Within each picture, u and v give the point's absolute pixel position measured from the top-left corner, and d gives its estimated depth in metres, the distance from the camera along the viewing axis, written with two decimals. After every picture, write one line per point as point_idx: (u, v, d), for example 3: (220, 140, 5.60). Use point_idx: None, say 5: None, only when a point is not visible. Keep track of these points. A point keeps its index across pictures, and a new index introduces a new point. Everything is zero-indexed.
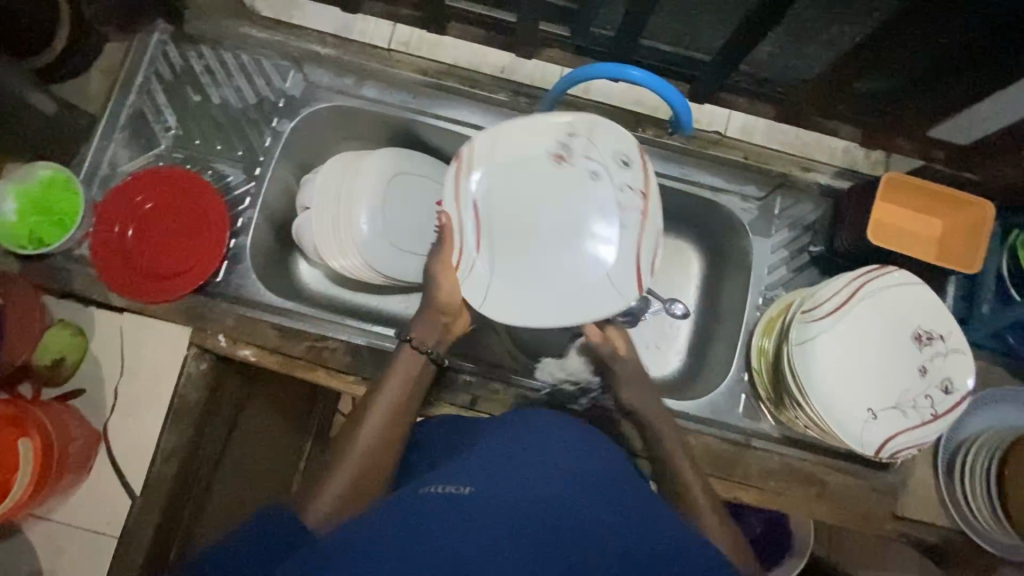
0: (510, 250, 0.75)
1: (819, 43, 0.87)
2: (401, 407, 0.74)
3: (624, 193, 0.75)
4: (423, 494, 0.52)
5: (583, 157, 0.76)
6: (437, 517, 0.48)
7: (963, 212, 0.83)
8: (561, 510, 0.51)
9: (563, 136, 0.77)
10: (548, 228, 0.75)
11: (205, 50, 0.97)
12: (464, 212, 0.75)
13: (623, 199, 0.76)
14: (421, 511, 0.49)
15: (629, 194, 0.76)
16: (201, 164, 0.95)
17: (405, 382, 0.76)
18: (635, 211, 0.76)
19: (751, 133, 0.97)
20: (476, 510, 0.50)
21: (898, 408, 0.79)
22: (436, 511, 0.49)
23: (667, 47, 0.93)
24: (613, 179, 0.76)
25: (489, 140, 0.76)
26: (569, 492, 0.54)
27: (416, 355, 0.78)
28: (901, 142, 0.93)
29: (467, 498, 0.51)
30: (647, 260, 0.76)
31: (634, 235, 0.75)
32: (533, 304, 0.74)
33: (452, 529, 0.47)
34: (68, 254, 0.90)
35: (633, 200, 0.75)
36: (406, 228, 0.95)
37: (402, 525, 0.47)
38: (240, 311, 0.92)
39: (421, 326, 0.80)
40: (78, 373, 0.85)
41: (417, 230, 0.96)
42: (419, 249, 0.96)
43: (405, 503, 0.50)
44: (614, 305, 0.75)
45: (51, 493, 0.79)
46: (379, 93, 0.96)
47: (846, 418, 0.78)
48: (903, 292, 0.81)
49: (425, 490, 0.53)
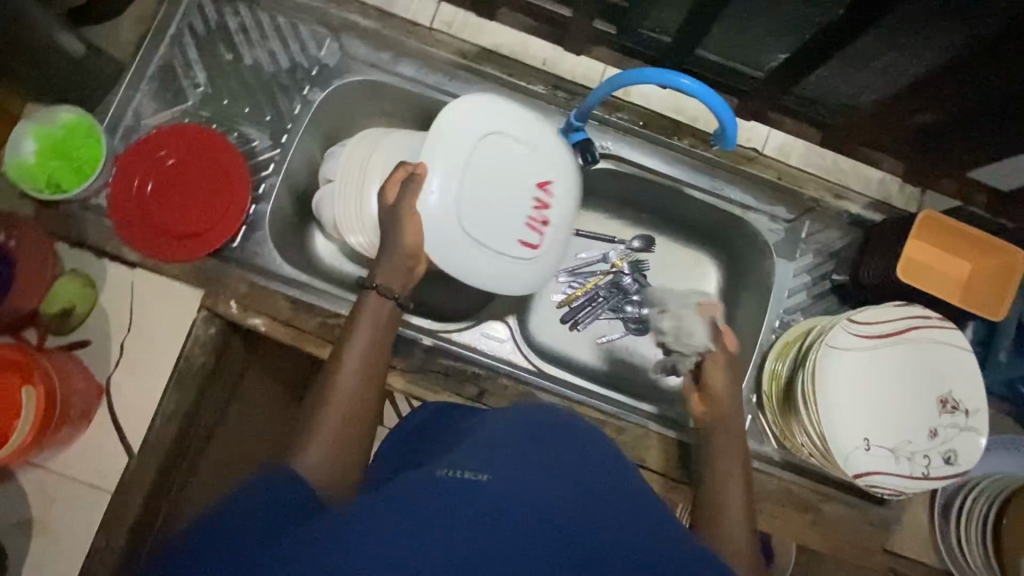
0: (862, 401, 0.79)
1: (870, 71, 0.85)
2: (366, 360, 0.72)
3: (974, 435, 0.78)
4: (433, 476, 0.49)
5: (946, 431, 0.79)
6: (440, 509, 0.46)
7: (993, 257, 0.82)
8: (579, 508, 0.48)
9: (974, 370, 0.80)
10: (892, 403, 0.80)
11: (242, 8, 0.94)
12: (866, 340, 0.80)
13: (915, 451, 0.79)
14: (429, 499, 0.47)
15: (973, 439, 0.78)
16: (227, 125, 0.93)
17: (374, 326, 0.75)
18: (890, 472, 0.78)
19: (788, 153, 0.95)
20: (484, 503, 0.47)
21: (931, 455, 0.78)
22: (441, 502, 0.47)
23: (715, 57, 0.91)
24: (965, 418, 0.79)
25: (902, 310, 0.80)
26: (590, 493, 0.49)
27: (383, 297, 0.76)
28: (941, 181, 0.92)
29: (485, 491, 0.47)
30: (895, 480, 0.78)
31: (950, 469, 0.78)
32: (842, 418, 0.78)
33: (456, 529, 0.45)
34: (84, 203, 0.88)
35: (909, 466, 0.78)
36: (495, 215, 0.80)
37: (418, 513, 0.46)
38: (254, 279, 0.90)
39: (384, 269, 0.77)
40: (86, 324, 0.84)
41: (502, 223, 0.80)
42: (503, 245, 0.80)
43: (414, 484, 0.49)
44: (847, 465, 0.78)
45: (50, 443, 0.77)
46: (415, 72, 0.94)
47: (883, 463, 0.78)
48: (941, 341, 0.80)
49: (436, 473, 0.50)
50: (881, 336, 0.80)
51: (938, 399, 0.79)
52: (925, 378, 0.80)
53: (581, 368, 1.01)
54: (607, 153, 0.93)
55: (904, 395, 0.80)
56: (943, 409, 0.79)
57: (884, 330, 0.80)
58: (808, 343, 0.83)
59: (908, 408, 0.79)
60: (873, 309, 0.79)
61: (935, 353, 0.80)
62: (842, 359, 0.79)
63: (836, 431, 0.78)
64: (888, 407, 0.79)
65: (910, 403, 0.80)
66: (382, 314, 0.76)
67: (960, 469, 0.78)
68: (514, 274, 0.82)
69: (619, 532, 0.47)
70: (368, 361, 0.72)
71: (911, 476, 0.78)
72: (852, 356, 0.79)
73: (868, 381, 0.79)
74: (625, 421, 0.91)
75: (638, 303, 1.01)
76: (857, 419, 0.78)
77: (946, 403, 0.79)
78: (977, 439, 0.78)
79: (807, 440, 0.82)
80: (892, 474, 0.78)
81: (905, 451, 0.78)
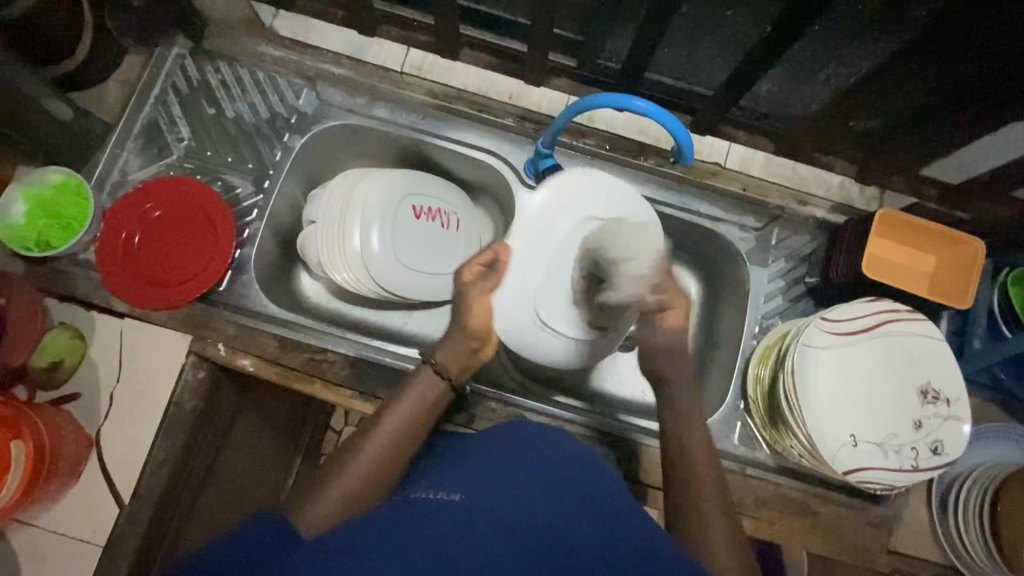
0: (842, 398, 0.80)
1: (816, 82, 0.92)
2: (401, 436, 0.68)
3: (956, 423, 0.80)
4: (406, 499, 0.52)
5: (931, 422, 0.80)
6: (419, 518, 0.48)
7: (954, 248, 0.86)
8: (551, 516, 0.50)
9: (951, 361, 0.82)
10: (873, 398, 0.81)
11: (222, 65, 0.99)
12: (840, 338, 0.81)
13: (902, 444, 0.79)
14: (404, 513, 0.49)
15: (958, 427, 0.79)
16: (211, 175, 0.97)
17: (416, 407, 0.71)
18: (880, 466, 0.79)
19: (749, 165, 1.00)
20: (464, 513, 0.49)
21: (917, 446, 0.79)
22: (420, 519, 0.48)
23: (670, 80, 0.97)
24: (946, 408, 0.80)
25: (868, 309, 0.82)
26: (558, 499, 0.52)
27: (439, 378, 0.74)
28: (894, 179, 0.96)
29: (452, 502, 0.50)
30: (884, 474, 0.79)
31: (938, 459, 0.79)
32: (825, 417, 0.79)
33: (440, 542, 0.45)
34: (72, 258, 0.90)
35: (898, 459, 0.79)
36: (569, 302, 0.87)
37: (390, 528, 0.47)
38: (241, 320, 0.92)
39: (446, 350, 0.76)
40: (75, 376, 0.85)
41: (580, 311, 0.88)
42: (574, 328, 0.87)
43: (388, 507, 0.51)
44: (836, 463, 0.78)
45: (37, 499, 0.77)
46: (390, 114, 0.99)
47: (868, 456, 0.79)
48: (915, 335, 0.82)
49: (414, 495, 0.53)
50: (852, 332, 0.82)
51: (918, 391, 0.81)
52: (905, 372, 0.81)
53: (572, 388, 1.02)
54: None
55: (882, 389, 0.81)
56: (925, 400, 0.80)
57: (854, 328, 0.82)
58: (785, 345, 0.84)
59: (887, 401, 0.81)
60: (844, 305, 0.82)
61: (909, 345, 0.82)
62: (819, 360, 0.80)
63: (822, 430, 0.78)
64: (868, 402, 0.80)
65: (893, 397, 0.81)
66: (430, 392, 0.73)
67: (947, 459, 0.79)
68: (574, 347, 0.89)
69: (587, 530, 0.49)
70: (402, 429, 0.69)
71: (901, 469, 0.79)
72: (828, 355, 0.81)
73: (846, 378, 0.80)
74: (616, 436, 0.91)
75: None
76: (840, 416, 0.79)
77: (926, 395, 0.80)
78: (961, 427, 0.79)
79: (796, 442, 0.82)
80: (882, 469, 0.79)
81: (892, 444, 0.79)
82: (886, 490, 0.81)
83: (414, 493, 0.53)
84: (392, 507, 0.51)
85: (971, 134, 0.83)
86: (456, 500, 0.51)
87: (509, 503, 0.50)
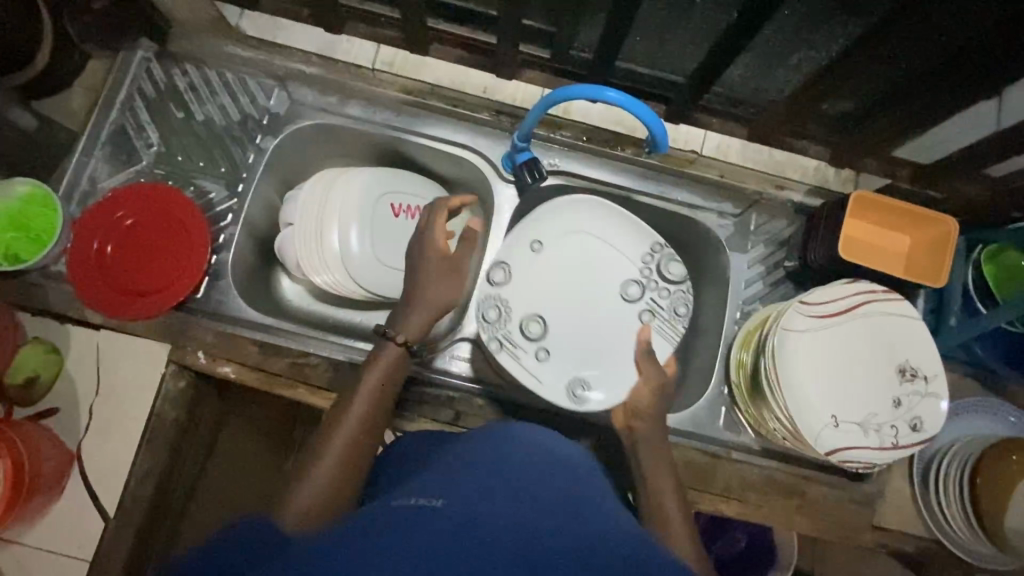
0: (822, 380, 0.81)
1: (786, 66, 0.92)
2: (372, 417, 0.72)
3: (934, 398, 0.81)
4: (391, 506, 0.50)
5: (912, 400, 0.81)
6: (407, 528, 0.47)
7: (927, 228, 0.87)
8: (539, 516, 0.49)
9: (928, 338, 0.83)
10: (854, 379, 0.82)
11: (189, 67, 0.97)
12: (818, 321, 0.82)
13: (882, 423, 0.81)
14: (390, 522, 0.47)
15: (936, 402, 0.81)
16: (184, 180, 0.95)
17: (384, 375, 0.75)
18: (861, 446, 0.80)
19: (726, 152, 1.01)
20: (451, 518, 0.48)
21: (896, 424, 0.80)
22: (403, 525, 0.47)
23: (644, 69, 0.96)
24: (923, 384, 0.81)
25: (841, 291, 0.83)
26: (548, 498, 0.51)
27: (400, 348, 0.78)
28: (869, 160, 0.97)
29: (436, 508, 0.49)
30: (866, 453, 0.80)
31: (917, 435, 0.80)
32: (805, 398, 0.80)
33: (424, 538, 0.46)
34: (44, 271, 0.88)
35: (878, 438, 0.80)
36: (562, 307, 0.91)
37: (378, 543, 0.45)
38: (221, 327, 0.91)
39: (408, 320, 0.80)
40: (52, 391, 0.83)
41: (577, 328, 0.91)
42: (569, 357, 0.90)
43: (371, 518, 0.49)
44: (819, 444, 0.80)
45: (20, 516, 0.76)
46: (363, 112, 0.97)
47: (847, 434, 0.80)
48: (893, 314, 0.83)
49: (396, 501, 0.51)
50: (830, 314, 0.82)
51: (897, 370, 0.82)
52: (884, 351, 0.82)
53: None
54: (555, 170, 0.96)
55: (862, 369, 0.82)
56: (904, 378, 0.81)
57: (831, 311, 0.83)
58: (766, 330, 0.84)
59: (867, 381, 0.82)
60: (822, 288, 0.82)
61: (886, 323, 0.83)
62: (798, 342, 0.81)
63: (803, 412, 0.79)
64: (848, 383, 0.81)
65: (874, 377, 0.82)
66: (394, 362, 0.77)
67: (926, 435, 0.80)
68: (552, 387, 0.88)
69: (575, 529, 0.49)
70: (374, 404, 0.73)
71: (881, 447, 0.80)
72: (806, 338, 0.81)
73: (825, 360, 0.81)
74: (604, 427, 0.92)
75: None
76: (821, 398, 0.80)
77: (906, 374, 0.82)
78: (938, 404, 0.81)
79: (778, 424, 0.83)
80: (863, 448, 0.80)
81: (873, 423, 0.81)
82: (866, 468, 0.82)
83: (396, 499, 0.52)
84: (374, 513, 0.49)
85: (942, 113, 0.84)
86: (440, 505, 0.49)
87: (495, 505, 0.49)
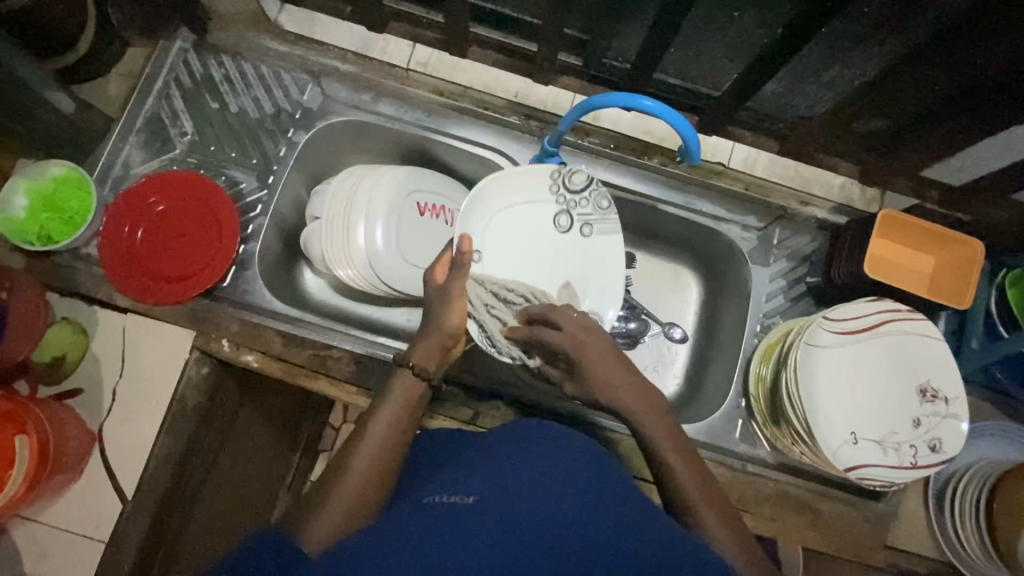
0: (842, 396, 0.81)
1: (820, 82, 0.92)
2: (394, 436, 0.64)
3: (955, 420, 0.81)
4: (420, 505, 0.50)
5: (932, 421, 0.81)
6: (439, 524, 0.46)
7: (952, 250, 0.87)
8: (569, 512, 0.48)
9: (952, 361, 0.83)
10: (874, 396, 0.82)
11: (226, 58, 0.99)
12: (841, 337, 0.82)
13: (901, 442, 0.81)
14: (420, 518, 0.47)
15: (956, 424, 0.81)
16: (215, 169, 0.96)
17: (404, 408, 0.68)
18: (880, 464, 0.80)
19: (753, 164, 1.02)
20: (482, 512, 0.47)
21: (914, 444, 0.80)
22: (433, 521, 0.46)
23: (675, 79, 0.99)
24: (946, 406, 0.81)
25: (867, 310, 0.83)
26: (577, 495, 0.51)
27: (417, 377, 0.70)
28: (896, 180, 0.98)
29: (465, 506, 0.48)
30: (885, 472, 0.80)
31: (937, 455, 0.80)
32: (825, 415, 0.80)
33: (452, 533, 0.45)
34: (75, 253, 0.90)
35: (897, 457, 0.80)
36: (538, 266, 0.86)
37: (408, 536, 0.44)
38: (245, 316, 0.91)
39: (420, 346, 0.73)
40: (77, 372, 0.84)
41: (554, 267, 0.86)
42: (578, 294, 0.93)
43: (400, 518, 0.48)
44: (838, 460, 0.79)
45: (42, 493, 0.76)
46: (395, 110, 0.99)
47: (865, 451, 0.80)
48: (916, 335, 0.83)
49: (425, 501, 0.51)
50: (852, 331, 0.83)
51: (918, 391, 0.82)
52: (906, 371, 0.82)
53: None
54: None
55: (882, 387, 0.82)
56: (924, 399, 0.81)
57: (855, 328, 0.83)
58: (788, 344, 0.85)
59: (886, 399, 0.82)
60: (848, 305, 0.83)
61: (909, 343, 0.83)
62: (820, 357, 0.81)
63: (823, 427, 0.79)
64: (868, 400, 0.82)
65: (894, 396, 0.82)
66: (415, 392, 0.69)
67: (946, 457, 0.80)
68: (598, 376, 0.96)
69: (606, 525, 0.48)
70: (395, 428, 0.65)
71: (900, 467, 0.80)
72: (828, 353, 0.82)
73: (846, 377, 0.82)
74: (620, 434, 0.92)
75: (624, 317, 1.01)
76: (841, 414, 0.80)
77: (927, 395, 0.82)
78: (959, 426, 0.81)
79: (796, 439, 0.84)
80: (882, 466, 0.80)
81: (892, 442, 0.81)
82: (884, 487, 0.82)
83: (424, 499, 0.51)
84: (406, 511, 0.49)
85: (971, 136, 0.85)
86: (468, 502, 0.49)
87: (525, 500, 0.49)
